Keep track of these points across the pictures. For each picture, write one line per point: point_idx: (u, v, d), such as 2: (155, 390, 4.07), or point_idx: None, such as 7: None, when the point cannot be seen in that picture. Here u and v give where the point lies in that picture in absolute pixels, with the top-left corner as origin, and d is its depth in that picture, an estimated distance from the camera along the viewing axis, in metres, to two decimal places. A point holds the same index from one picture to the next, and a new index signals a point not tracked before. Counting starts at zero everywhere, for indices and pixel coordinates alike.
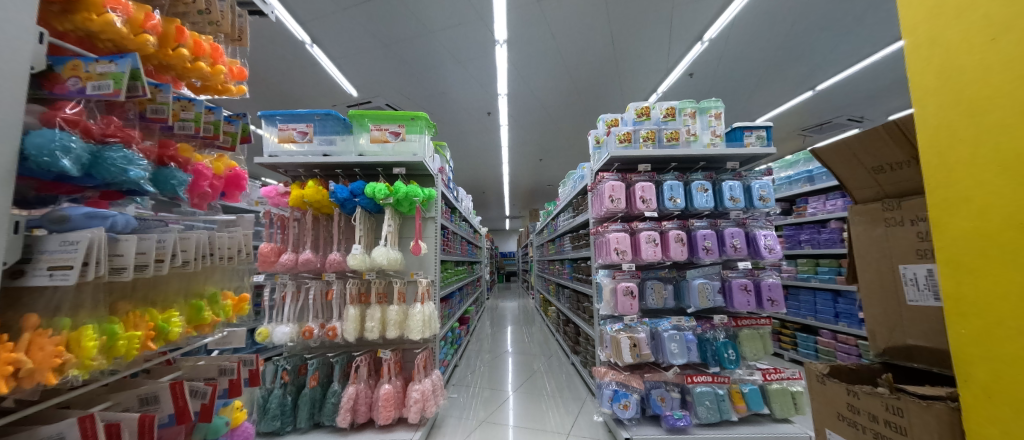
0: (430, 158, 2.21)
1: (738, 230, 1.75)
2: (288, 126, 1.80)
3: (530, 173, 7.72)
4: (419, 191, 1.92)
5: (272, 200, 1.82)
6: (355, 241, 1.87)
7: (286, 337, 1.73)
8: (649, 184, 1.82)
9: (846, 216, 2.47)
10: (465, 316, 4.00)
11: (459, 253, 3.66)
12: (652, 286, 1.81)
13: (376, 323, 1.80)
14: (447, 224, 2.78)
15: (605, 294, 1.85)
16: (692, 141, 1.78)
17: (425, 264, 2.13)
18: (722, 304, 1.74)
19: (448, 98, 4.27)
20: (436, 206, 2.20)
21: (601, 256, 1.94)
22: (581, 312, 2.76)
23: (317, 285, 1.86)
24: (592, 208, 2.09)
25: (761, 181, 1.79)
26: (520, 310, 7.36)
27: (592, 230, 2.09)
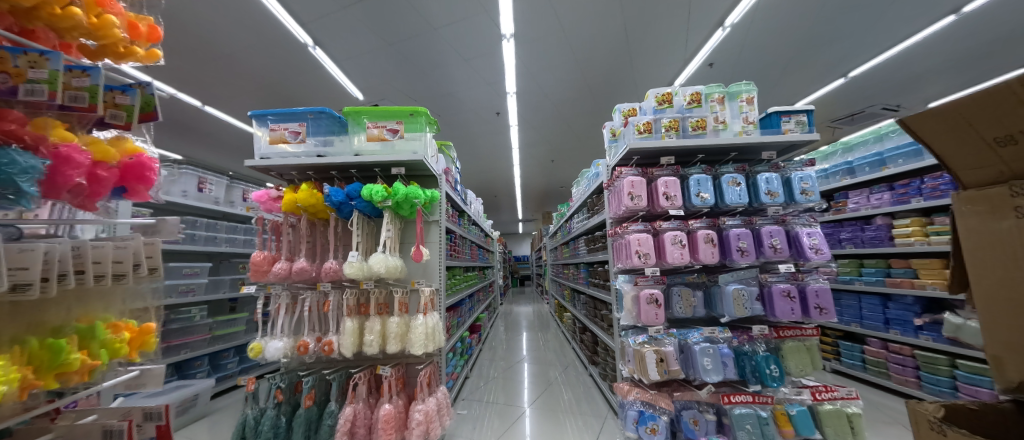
0: (433, 158, 2.07)
1: (777, 228, 1.55)
2: (279, 125, 1.69)
3: (540, 174, 7.54)
4: (419, 192, 1.78)
5: (264, 205, 1.71)
6: (352, 248, 1.74)
7: (280, 352, 1.61)
8: (673, 178, 1.63)
9: (894, 211, 2.22)
10: (476, 324, 3.84)
11: (468, 258, 3.52)
12: (679, 293, 1.62)
13: (375, 337, 1.66)
14: (455, 228, 2.63)
15: (626, 302, 1.66)
16: (721, 129, 1.59)
17: (429, 272, 1.98)
18: (762, 312, 1.53)
19: (454, 99, 4.16)
20: (439, 209, 2.06)
21: (620, 260, 1.75)
22: (599, 320, 2.56)
23: (312, 296, 1.73)
24: (609, 208, 1.91)
25: (803, 172, 1.58)
26: (533, 316, 7.15)
27: (609, 232, 1.91)
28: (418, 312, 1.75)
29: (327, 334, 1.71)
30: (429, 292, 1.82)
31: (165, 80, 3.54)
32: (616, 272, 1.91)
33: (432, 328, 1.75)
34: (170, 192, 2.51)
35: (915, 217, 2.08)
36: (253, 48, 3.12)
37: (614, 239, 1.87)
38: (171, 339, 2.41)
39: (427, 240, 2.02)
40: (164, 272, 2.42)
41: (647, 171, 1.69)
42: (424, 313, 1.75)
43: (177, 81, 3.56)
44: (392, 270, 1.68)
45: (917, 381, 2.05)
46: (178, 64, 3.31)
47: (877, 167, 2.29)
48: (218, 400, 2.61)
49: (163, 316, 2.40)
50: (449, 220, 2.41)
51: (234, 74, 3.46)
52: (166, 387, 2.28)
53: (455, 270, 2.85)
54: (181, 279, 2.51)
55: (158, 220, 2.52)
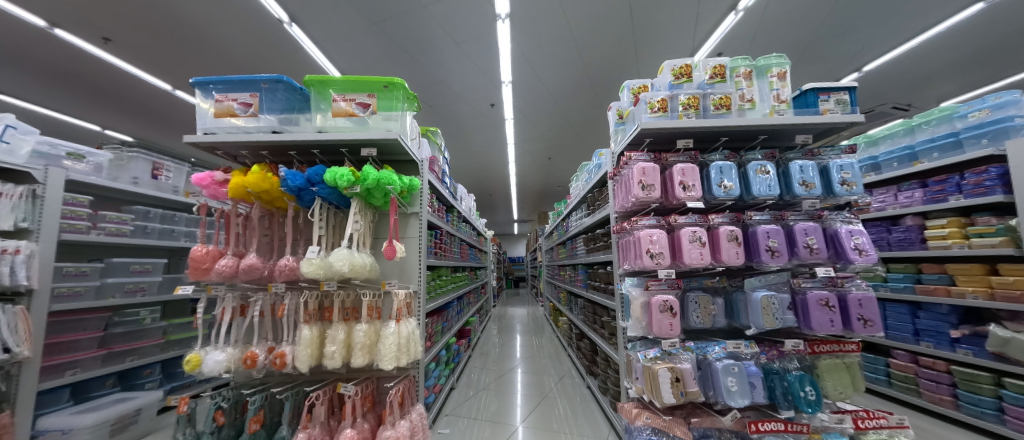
0: (414, 141, 1.81)
1: (814, 225, 1.32)
2: (225, 96, 1.42)
3: (537, 172, 7.31)
4: (394, 177, 1.51)
5: (207, 190, 1.44)
6: (313, 242, 1.48)
7: (221, 366, 1.34)
8: (691, 166, 1.39)
9: (927, 211, 2.02)
10: (466, 329, 3.58)
11: (458, 257, 3.26)
12: (697, 300, 1.39)
13: (338, 348, 1.39)
14: (440, 224, 2.36)
15: (635, 309, 1.41)
16: (748, 109, 1.36)
17: (407, 272, 1.72)
18: (794, 324, 1.30)
19: (446, 87, 3.91)
20: (419, 200, 1.79)
21: (627, 260, 1.51)
22: (599, 328, 2.33)
23: (265, 298, 1.46)
24: (614, 201, 1.67)
25: (842, 160, 1.35)
26: (527, 319, 6.88)
27: (614, 228, 1.66)
28: (390, 318, 1.48)
29: (282, 343, 1.44)
30: (405, 296, 1.55)
31: (129, 58, 3.25)
32: (622, 274, 1.66)
33: (407, 338, 1.48)
34: (119, 179, 2.24)
35: (952, 217, 1.87)
36: (224, 24, 2.84)
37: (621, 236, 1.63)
38: (113, 345, 2.14)
39: (406, 235, 1.76)
40: (107, 268, 2.13)
41: (660, 157, 1.45)
42: (397, 320, 1.47)
43: (142, 60, 3.27)
44: (361, 268, 1.42)
45: (954, 400, 1.84)
46: (141, 41, 3.03)
47: (908, 162, 2.08)
48: (169, 413, 2.32)
49: (105, 318, 2.11)
50: (432, 213, 2.14)
51: (205, 53, 3.18)
52: (104, 400, 1.99)
53: (441, 270, 2.58)
54: (128, 277, 2.22)
55: (103, 209, 2.23)
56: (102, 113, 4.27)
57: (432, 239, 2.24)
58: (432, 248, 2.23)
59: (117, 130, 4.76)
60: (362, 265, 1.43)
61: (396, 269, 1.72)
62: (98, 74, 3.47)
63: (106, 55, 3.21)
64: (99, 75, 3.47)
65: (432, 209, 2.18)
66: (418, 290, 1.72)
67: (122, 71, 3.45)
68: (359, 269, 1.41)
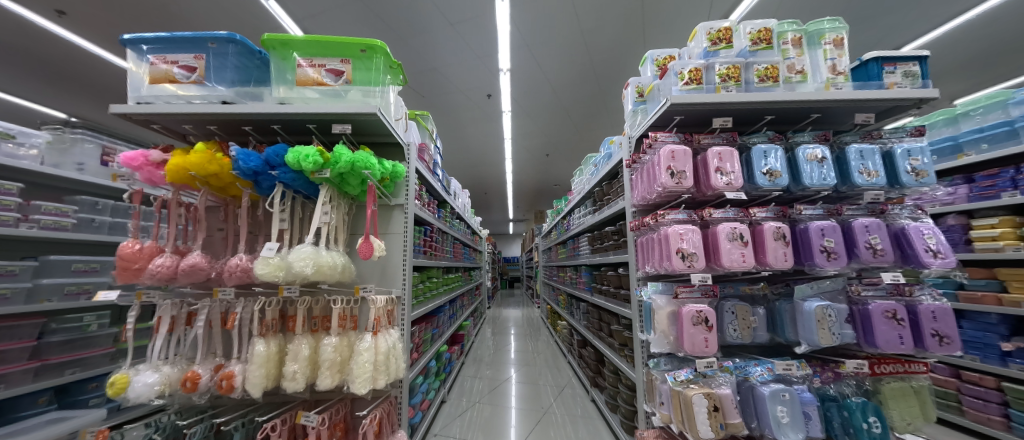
0: (399, 122, 1.56)
1: (877, 221, 1.09)
2: (162, 57, 1.15)
3: (534, 170, 7.08)
4: (372, 161, 1.26)
5: (138, 173, 1.17)
6: (272, 238, 1.22)
7: (151, 391, 1.07)
8: (728, 149, 1.17)
9: (973, 209, 1.83)
10: (459, 334, 3.33)
11: (451, 257, 3.01)
12: (734, 311, 1.16)
13: (300, 367, 1.14)
14: (430, 220, 2.11)
15: (661, 321, 1.18)
16: (798, 82, 1.14)
17: (389, 273, 1.47)
18: (853, 340, 1.08)
19: (440, 74, 3.66)
20: (405, 190, 1.54)
21: (650, 263, 1.27)
22: (607, 336, 2.10)
23: (212, 306, 1.20)
24: (632, 194, 1.44)
25: (910, 144, 1.13)
26: (523, 321, 6.65)
27: (631, 225, 1.43)
28: (366, 330, 1.22)
29: (234, 360, 1.18)
30: (384, 302, 1.29)
31: (88, 34, 2.95)
32: (640, 279, 1.43)
33: (386, 353, 1.22)
34: (61, 165, 1.95)
35: (1004, 216, 1.67)
36: None
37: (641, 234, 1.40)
38: (48, 357, 1.84)
39: (388, 230, 1.51)
40: (42, 267, 1.84)
41: (691, 139, 1.22)
42: (374, 332, 1.22)
43: (103, 37, 2.97)
44: (331, 269, 1.16)
45: (1004, 421, 1.64)
46: (100, 15, 2.74)
47: (951, 155, 1.89)
48: None
49: (40, 325, 1.82)
50: (421, 207, 1.89)
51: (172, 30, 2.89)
52: (33, 422, 1.69)
53: (432, 271, 2.33)
54: (69, 278, 1.93)
55: (39, 199, 1.93)
56: (65, 96, 3.95)
57: (421, 236, 1.99)
58: (421, 246, 1.98)
59: (84, 116, 4.44)
60: (333, 265, 1.17)
61: (376, 270, 1.47)
62: (53, 52, 3.16)
63: (62, 31, 2.91)
64: (57, 53, 3.17)
65: (420, 202, 1.93)
66: (402, 295, 1.46)
67: (83, 49, 3.14)
68: (328, 270, 1.15)
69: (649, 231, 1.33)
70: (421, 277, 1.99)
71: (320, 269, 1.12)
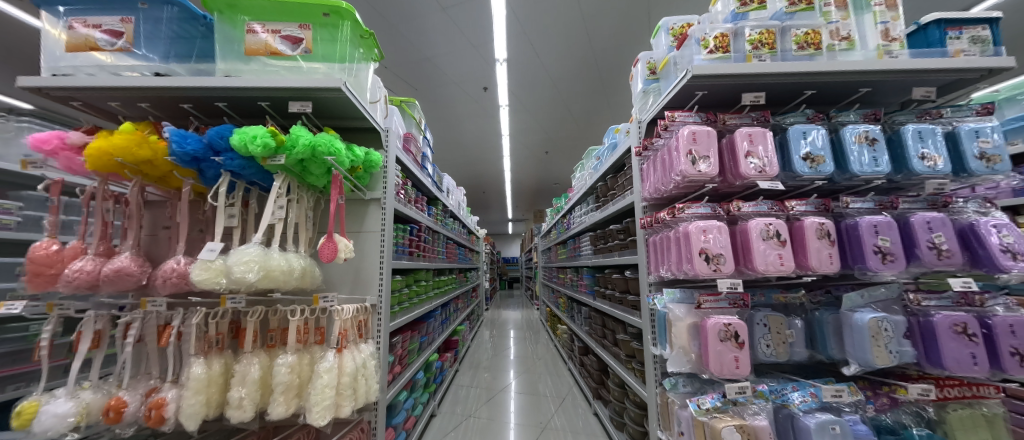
0: (377, 105, 1.37)
1: (941, 217, 0.91)
2: (82, 20, 0.94)
3: (534, 167, 6.89)
4: (337, 145, 1.06)
5: (55, 159, 0.98)
6: (218, 237, 1.03)
7: (62, 424, 0.88)
8: (761, 131, 0.98)
9: (1017, 205, 1.65)
10: (453, 339, 3.15)
11: (443, 259, 2.82)
12: (767, 323, 0.98)
13: (248, 392, 0.95)
14: (417, 217, 1.92)
15: (681, 335, 0.99)
16: (844, 50, 0.95)
17: (363, 278, 1.28)
18: (913, 359, 0.89)
19: (433, 65, 3.47)
20: (383, 181, 1.35)
21: (666, 265, 1.08)
22: (612, 345, 1.91)
23: (145, 319, 1.00)
24: (643, 186, 1.25)
25: (979, 123, 0.94)
26: (521, 323, 6.47)
27: (642, 222, 1.24)
28: (328, 347, 1.03)
29: (170, 382, 0.99)
30: (352, 312, 1.10)
31: None
32: (653, 283, 1.24)
33: (353, 375, 1.03)
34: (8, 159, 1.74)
35: None
36: None
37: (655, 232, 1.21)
38: None
39: (363, 228, 1.31)
40: None
41: (714, 119, 1.03)
42: (338, 348, 1.02)
43: None
44: (286, 274, 0.97)
45: None
46: None
47: None
48: None
49: None
50: (404, 203, 1.69)
51: None
52: None
53: (421, 273, 2.13)
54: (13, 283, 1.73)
55: None
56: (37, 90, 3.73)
57: (406, 235, 1.80)
58: (406, 246, 1.78)
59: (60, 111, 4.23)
60: (289, 269, 0.98)
61: (349, 275, 1.28)
62: (20, 41, 2.96)
63: (27, 17, 2.71)
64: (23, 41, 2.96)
65: (404, 198, 1.73)
66: (377, 303, 1.27)
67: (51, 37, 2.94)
68: (280, 275, 0.96)
69: (665, 228, 1.14)
70: (405, 280, 1.79)
71: (269, 274, 0.92)
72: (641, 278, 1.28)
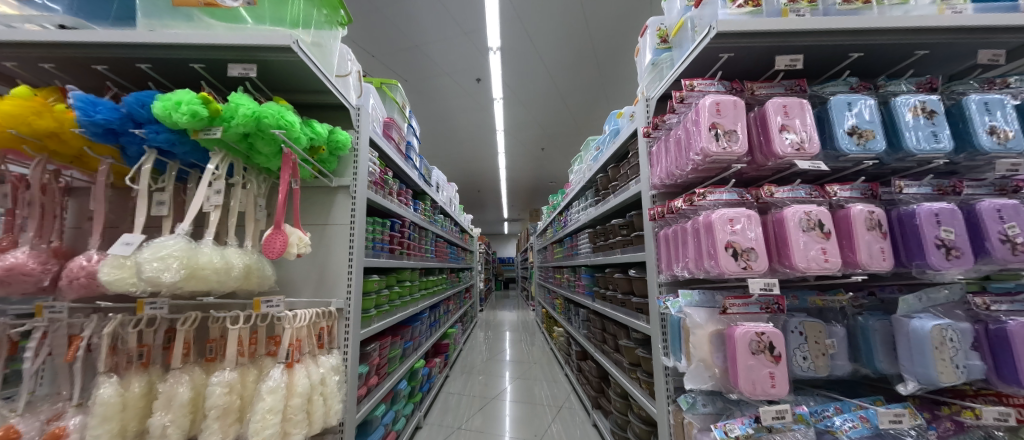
0: (346, 79, 1.19)
1: (1015, 204, 0.75)
2: None
3: (529, 165, 6.72)
4: (289, 118, 0.87)
5: None
6: (142, 228, 0.84)
7: None
8: (797, 102, 0.82)
9: None
10: (443, 343, 2.97)
11: (432, 258, 2.64)
12: (802, 330, 0.82)
13: (171, 420, 0.76)
14: (400, 211, 1.74)
15: (702, 346, 0.82)
16: (898, 4, 0.79)
17: (328, 278, 1.10)
18: (983, 373, 0.73)
19: (423, 53, 3.28)
20: (353, 166, 1.17)
21: (681, 263, 0.92)
22: (614, 351, 1.75)
23: (48, 329, 0.82)
24: (652, 171, 1.09)
25: None
26: (516, 324, 6.30)
27: (651, 213, 1.08)
28: (276, 362, 0.84)
29: (78, 406, 0.80)
30: (309, 319, 0.92)
31: None
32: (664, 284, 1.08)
33: (307, 396, 0.84)
34: None
35: None
36: None
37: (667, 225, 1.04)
38: None
39: (329, 220, 1.13)
40: None
41: (740, 88, 0.87)
42: (289, 363, 0.84)
43: None
44: (222, 272, 0.79)
45: None
46: None
47: None
48: None
49: None
50: (382, 194, 1.51)
51: None
52: None
53: (406, 272, 1.95)
54: None
55: None
56: None
57: (386, 231, 1.61)
58: (386, 243, 1.60)
59: None
60: (226, 267, 0.80)
61: (311, 273, 1.10)
62: None
63: None
64: None
65: (383, 189, 1.55)
66: (344, 307, 1.09)
67: None
68: (212, 274, 0.77)
69: (679, 219, 0.98)
70: (385, 281, 1.61)
71: (195, 273, 0.74)
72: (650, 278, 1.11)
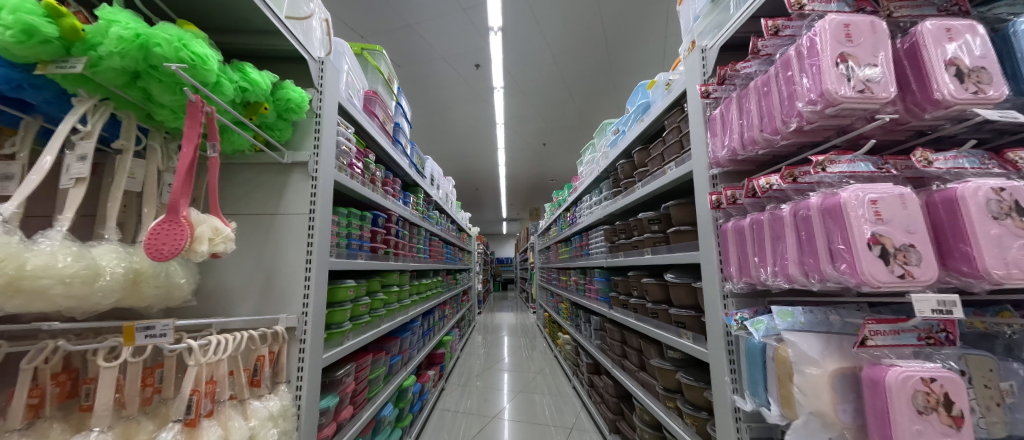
0: (306, 23, 0.90)
1: None
2: None
3: (530, 161, 6.44)
4: (198, 49, 0.57)
5: None
6: None
7: None
8: (967, 24, 0.54)
9: None
10: (438, 352, 2.68)
11: (426, 259, 2.34)
12: (958, 366, 0.51)
13: None
14: (385, 203, 1.45)
15: (822, 395, 0.54)
16: None
17: (276, 287, 0.80)
18: None
19: (417, 34, 2.98)
20: (313, 136, 0.86)
21: (773, 266, 0.64)
22: (641, 371, 1.46)
23: None
24: (714, 142, 0.81)
25: None
26: (516, 327, 6.02)
27: (713, 199, 0.80)
28: (172, 419, 0.54)
29: None
30: (233, 348, 0.61)
31: None
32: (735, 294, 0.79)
33: None
34: None
35: None
36: None
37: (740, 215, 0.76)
38: None
39: (279, 208, 0.83)
40: None
41: (869, 11, 0.59)
42: (191, 422, 0.53)
43: None
44: (79, 282, 0.48)
45: None
46: None
47: None
48: None
49: None
50: (360, 181, 1.22)
51: None
52: None
53: (393, 276, 1.66)
54: None
55: None
56: None
57: (367, 226, 1.32)
58: (367, 241, 1.31)
59: None
60: (92, 274, 0.49)
61: (253, 281, 0.80)
62: None
63: None
64: None
65: (362, 175, 1.26)
66: (296, 327, 0.79)
67: None
68: (57, 287, 0.46)
69: (769, 204, 0.69)
70: (365, 287, 1.32)
71: (12, 284, 0.42)
72: (713, 286, 0.82)
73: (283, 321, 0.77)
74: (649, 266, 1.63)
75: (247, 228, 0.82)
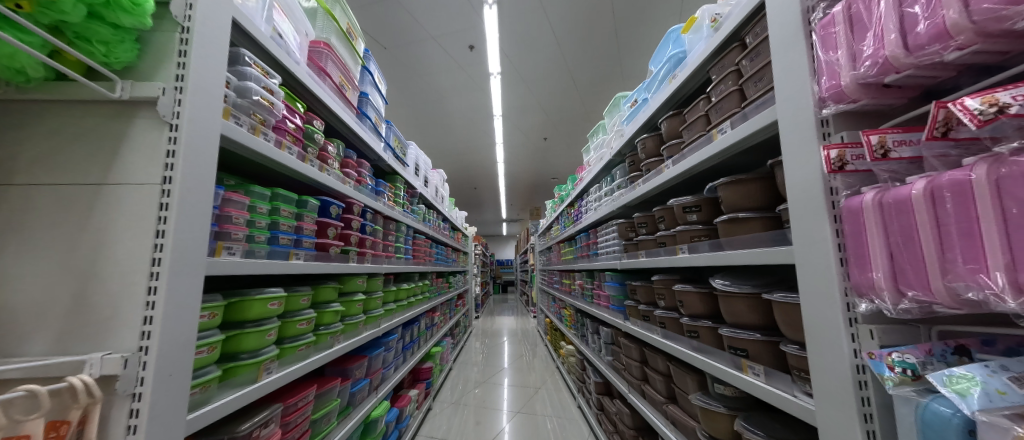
0: None
1: None
2: None
3: (530, 157, 6.12)
4: None
5: None
6: None
7: None
8: None
9: None
10: (424, 366, 2.34)
11: (409, 260, 2.01)
12: None
13: None
14: (342, 188, 1.13)
15: None
16: None
17: (95, 306, 0.48)
18: None
19: (402, 9, 2.66)
20: (175, 61, 0.54)
21: (1017, 272, 0.30)
22: (669, 404, 1.13)
23: None
24: (830, 62, 0.48)
25: None
26: (516, 332, 5.68)
27: (831, 155, 0.47)
28: None
29: None
30: None
31: None
32: (881, 320, 0.45)
33: None
34: None
35: None
36: None
37: (892, 181, 0.42)
38: None
39: (108, 175, 0.51)
40: None
41: None
42: None
43: None
44: None
45: None
46: None
47: None
48: None
49: None
50: (294, 154, 0.89)
51: None
52: None
53: (358, 282, 1.33)
54: None
55: None
56: None
57: (313, 217, 1.00)
58: (311, 236, 0.98)
59: None
60: None
61: (53, 295, 0.48)
62: None
63: None
64: None
65: (298, 146, 0.93)
66: (117, 375, 0.46)
67: None
68: None
69: (978, 152, 0.35)
70: (310, 297, 1.00)
71: None
72: (831, 304, 0.49)
73: (90, 366, 0.44)
74: (677, 268, 1.31)
75: (53, 208, 0.50)
